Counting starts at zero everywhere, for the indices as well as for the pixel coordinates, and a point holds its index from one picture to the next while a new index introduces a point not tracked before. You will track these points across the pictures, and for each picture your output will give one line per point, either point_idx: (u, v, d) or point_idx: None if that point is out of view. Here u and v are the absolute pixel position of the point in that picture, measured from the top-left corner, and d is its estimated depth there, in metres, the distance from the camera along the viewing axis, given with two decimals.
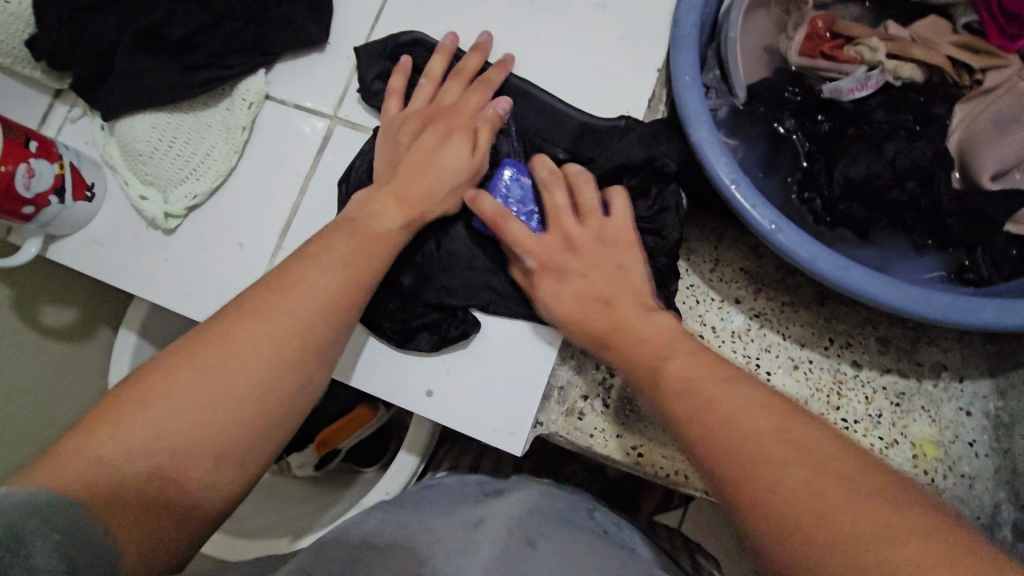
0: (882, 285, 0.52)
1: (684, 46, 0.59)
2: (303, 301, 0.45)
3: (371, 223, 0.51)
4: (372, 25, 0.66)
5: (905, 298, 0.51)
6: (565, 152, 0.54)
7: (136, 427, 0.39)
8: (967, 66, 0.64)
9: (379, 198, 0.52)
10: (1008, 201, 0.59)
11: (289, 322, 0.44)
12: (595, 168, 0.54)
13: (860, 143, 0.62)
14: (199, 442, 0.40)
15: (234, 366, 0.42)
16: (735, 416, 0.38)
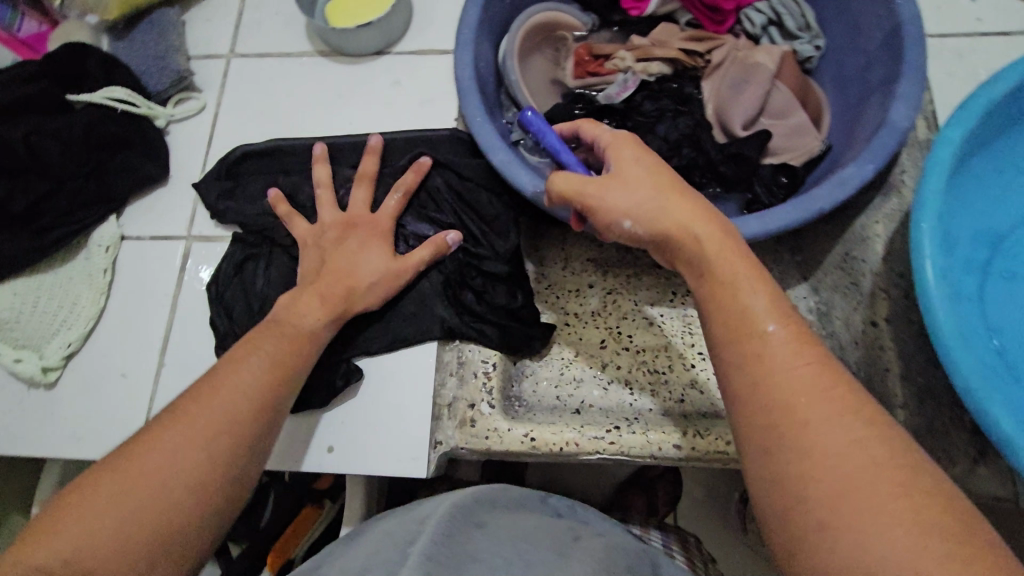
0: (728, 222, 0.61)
1: (470, 95, 0.70)
2: (233, 389, 0.49)
3: (291, 323, 0.54)
4: (206, 150, 0.74)
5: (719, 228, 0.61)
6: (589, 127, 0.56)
7: (76, 517, 0.42)
8: (697, 51, 0.79)
9: (282, 318, 0.54)
10: (759, 141, 0.72)
11: (224, 404, 0.48)
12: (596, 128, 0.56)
13: (637, 132, 0.76)
14: (136, 531, 0.42)
15: (170, 458, 0.45)
16: (792, 389, 0.38)
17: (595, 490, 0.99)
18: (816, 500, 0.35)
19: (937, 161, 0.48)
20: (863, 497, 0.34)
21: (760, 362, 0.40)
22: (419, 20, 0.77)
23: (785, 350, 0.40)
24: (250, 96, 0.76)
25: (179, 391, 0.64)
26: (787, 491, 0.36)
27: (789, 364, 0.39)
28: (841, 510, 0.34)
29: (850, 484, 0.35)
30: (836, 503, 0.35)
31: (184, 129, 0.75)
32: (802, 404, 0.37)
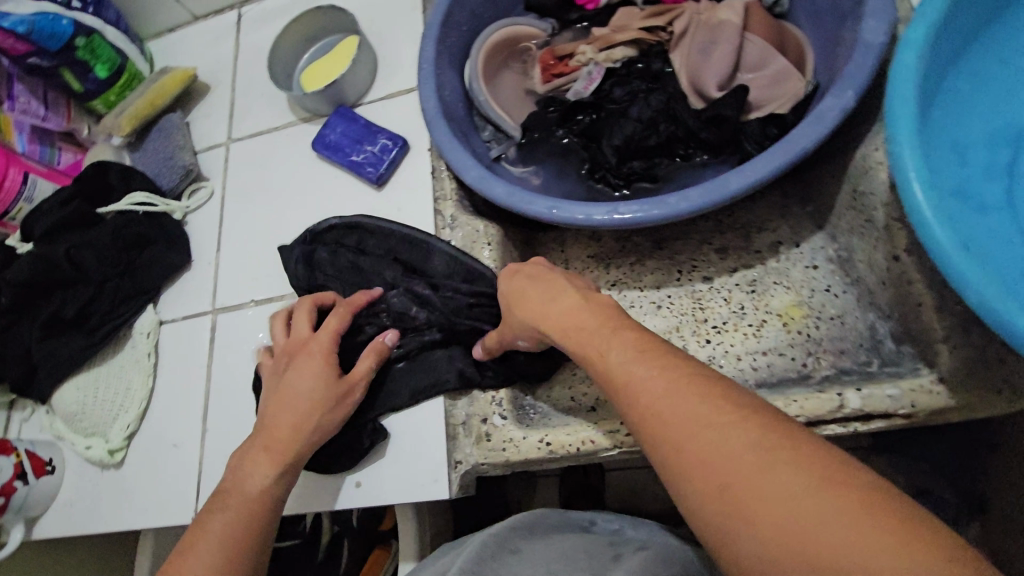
0: (693, 194, 0.59)
1: (438, 123, 0.72)
2: (195, 552, 0.49)
3: (244, 488, 0.53)
4: (218, 231, 0.81)
5: (692, 200, 0.59)
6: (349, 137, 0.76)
7: None
8: (659, 26, 0.78)
9: (252, 456, 0.55)
10: (736, 97, 0.69)
11: (195, 559, 0.48)
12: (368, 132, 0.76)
13: (611, 118, 0.74)
14: None
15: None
16: (660, 396, 0.38)
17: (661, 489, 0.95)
18: (721, 494, 0.32)
19: (903, 68, 0.43)
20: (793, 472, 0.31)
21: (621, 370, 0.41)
22: (383, 67, 0.81)
23: (621, 366, 0.41)
24: (249, 173, 0.83)
25: (224, 453, 0.69)
26: (725, 506, 0.32)
27: (654, 386, 0.38)
28: (745, 505, 0.31)
29: (732, 489, 0.32)
30: (736, 496, 0.31)
31: (200, 216, 0.83)
32: (666, 411, 0.37)
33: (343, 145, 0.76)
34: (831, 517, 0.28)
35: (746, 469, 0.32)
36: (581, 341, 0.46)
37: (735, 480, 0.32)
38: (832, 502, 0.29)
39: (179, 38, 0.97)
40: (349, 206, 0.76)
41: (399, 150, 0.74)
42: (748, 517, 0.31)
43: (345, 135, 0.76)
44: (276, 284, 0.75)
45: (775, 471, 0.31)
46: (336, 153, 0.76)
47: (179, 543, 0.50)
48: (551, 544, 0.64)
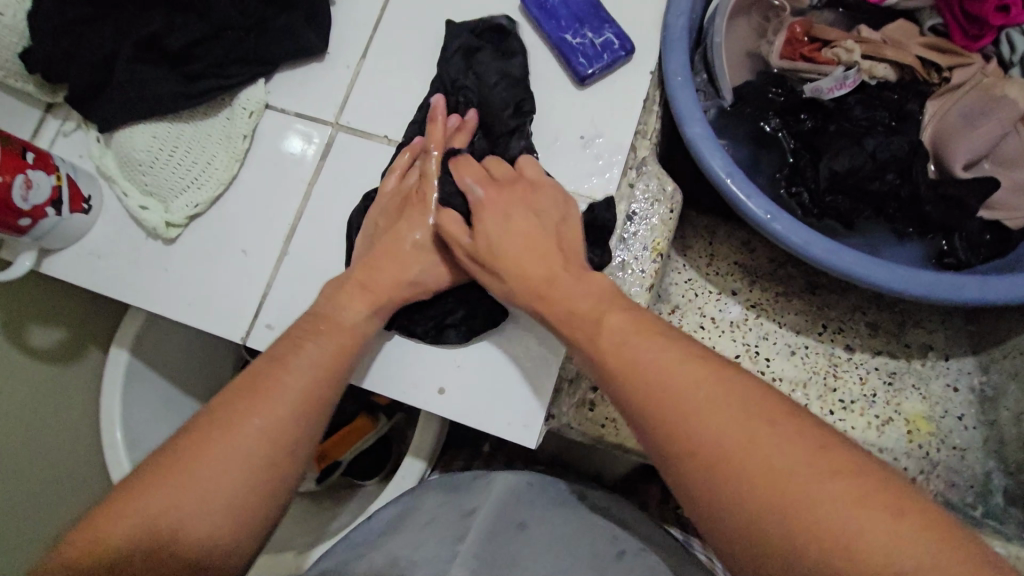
0: (908, 276, 0.55)
1: (676, 48, 0.61)
2: (293, 370, 0.48)
3: (344, 315, 0.53)
4: (370, 35, 0.67)
5: (899, 278, 0.55)
6: (566, 10, 0.62)
7: (155, 501, 0.42)
8: (936, 65, 0.68)
9: (351, 285, 0.54)
10: (982, 189, 0.63)
11: (296, 377, 0.48)
12: (591, 16, 0.62)
13: (842, 138, 0.66)
14: (219, 509, 0.43)
15: (234, 445, 0.45)
16: (704, 403, 0.40)
17: None
18: (768, 500, 0.37)
19: None
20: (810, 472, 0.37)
21: (651, 371, 0.42)
22: None
23: (646, 353, 0.43)
24: None
25: (297, 286, 0.61)
26: (766, 540, 0.36)
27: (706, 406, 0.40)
28: (795, 514, 0.36)
29: (738, 495, 0.38)
30: (783, 490, 0.36)
31: (351, 5, 0.68)
32: (704, 425, 0.39)
33: (555, 17, 0.62)
34: (872, 513, 0.35)
35: (792, 481, 0.36)
36: (574, 257, 0.51)
37: (785, 486, 0.36)
38: (869, 507, 0.35)
39: None
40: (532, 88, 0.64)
41: (620, 57, 0.62)
42: (784, 518, 0.36)
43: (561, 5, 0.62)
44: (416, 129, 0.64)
45: (825, 467, 0.36)
46: (545, 21, 0.62)
47: (267, 355, 0.50)
48: (561, 519, 0.64)
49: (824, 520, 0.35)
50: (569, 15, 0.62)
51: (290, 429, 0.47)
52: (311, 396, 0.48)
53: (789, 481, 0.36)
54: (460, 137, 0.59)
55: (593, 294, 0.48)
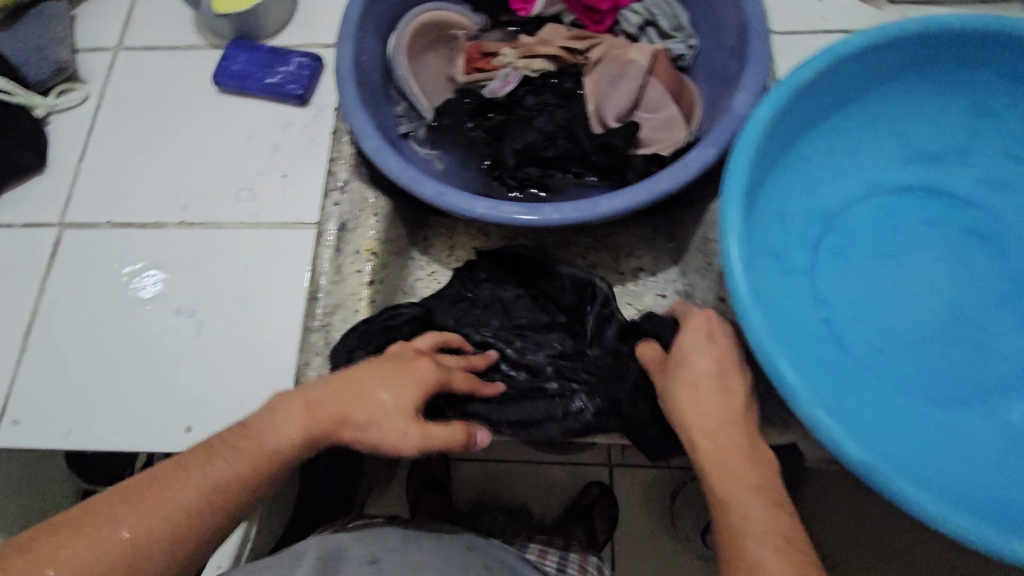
0: (558, 208, 0.63)
1: (346, 84, 0.71)
2: (251, 439, 0.47)
3: (266, 441, 0.47)
4: (85, 140, 0.74)
5: (547, 214, 0.63)
6: (253, 58, 0.74)
7: (76, 550, 0.40)
8: (577, 49, 0.83)
9: (287, 410, 0.48)
10: (629, 132, 0.74)
11: (270, 431, 0.47)
12: (276, 55, 0.74)
13: (517, 123, 0.78)
14: (130, 556, 0.41)
15: (127, 524, 0.42)
16: (707, 410, 0.47)
17: (547, 503, 1.08)
18: (714, 472, 0.45)
19: (745, 137, 0.51)
20: (743, 511, 0.43)
21: (702, 396, 0.48)
22: (303, 15, 0.79)
23: (691, 360, 0.50)
24: (133, 88, 0.76)
25: (38, 377, 0.63)
26: (724, 464, 0.45)
27: (689, 405, 0.48)
28: (716, 471, 0.45)
29: (728, 467, 0.45)
30: (723, 472, 0.45)
31: (67, 120, 0.75)
32: (718, 436, 0.46)
33: (248, 66, 0.74)
34: (770, 512, 0.43)
35: (734, 462, 0.45)
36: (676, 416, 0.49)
37: (730, 448, 0.46)
38: (778, 504, 0.44)
39: None
40: (238, 146, 0.72)
41: (315, 67, 0.74)
42: (725, 504, 0.44)
43: (247, 57, 0.74)
44: (139, 209, 0.70)
45: (751, 471, 0.45)
46: (243, 81, 0.73)
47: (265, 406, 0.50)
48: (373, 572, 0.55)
49: (745, 513, 0.43)
50: (259, 60, 0.74)
51: (240, 484, 0.45)
52: (192, 500, 0.44)
53: (733, 467, 0.45)
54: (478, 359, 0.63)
55: (702, 414, 0.47)
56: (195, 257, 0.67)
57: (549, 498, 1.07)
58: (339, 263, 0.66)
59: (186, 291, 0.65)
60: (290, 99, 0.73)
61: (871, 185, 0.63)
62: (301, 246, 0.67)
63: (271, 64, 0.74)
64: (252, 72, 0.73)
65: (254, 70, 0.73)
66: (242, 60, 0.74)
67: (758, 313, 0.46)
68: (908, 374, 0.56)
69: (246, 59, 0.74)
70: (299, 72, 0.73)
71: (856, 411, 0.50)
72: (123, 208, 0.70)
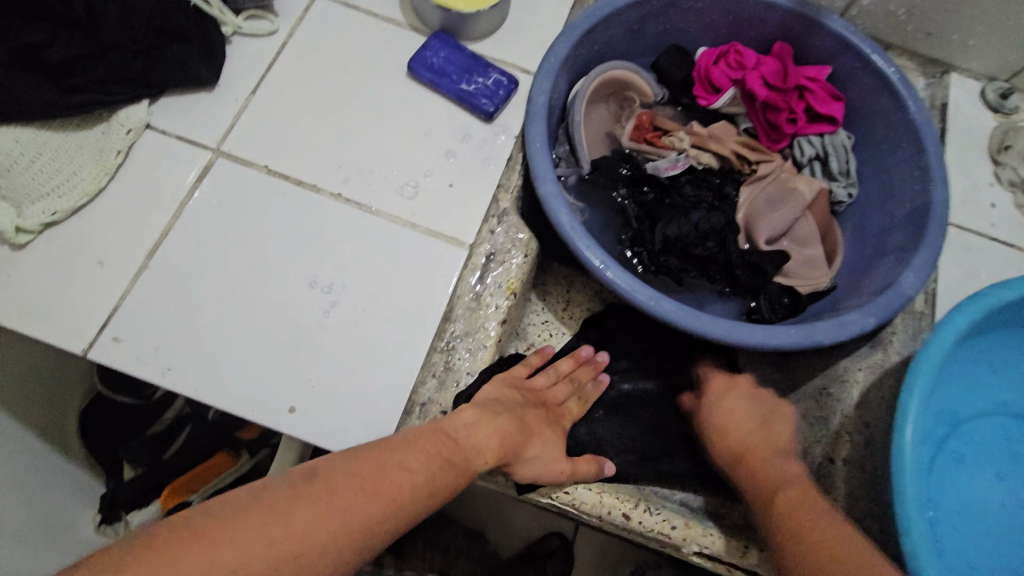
0: (710, 323, 0.64)
1: (537, 119, 0.71)
2: (441, 435, 0.51)
3: (469, 446, 0.52)
4: (262, 74, 0.72)
5: (700, 324, 0.64)
6: (454, 59, 0.73)
7: (296, 511, 0.41)
8: (747, 158, 0.84)
9: (484, 425, 0.53)
10: (777, 260, 0.76)
11: (457, 437, 0.51)
12: (477, 63, 0.73)
13: (672, 210, 0.79)
14: (347, 527, 0.42)
15: (322, 512, 0.41)
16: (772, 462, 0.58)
17: (502, 533, 1.05)
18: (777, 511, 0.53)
19: (937, 340, 0.53)
20: (823, 530, 0.49)
21: (738, 432, 0.62)
22: (509, 32, 0.78)
23: (733, 410, 0.64)
24: (322, 40, 0.75)
25: (154, 303, 0.60)
26: (796, 498, 0.53)
27: (738, 428, 0.62)
28: (780, 506, 0.53)
29: (789, 505, 0.53)
30: (791, 511, 0.52)
31: (247, 46, 0.73)
32: (765, 463, 0.59)
33: (448, 65, 0.73)
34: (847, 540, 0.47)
35: (798, 502, 0.53)
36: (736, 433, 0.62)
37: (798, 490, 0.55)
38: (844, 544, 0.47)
39: None
40: (415, 138, 0.71)
41: (511, 90, 0.73)
42: (792, 519, 0.51)
43: (448, 55, 0.73)
44: (299, 164, 0.68)
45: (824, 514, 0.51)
46: (438, 78, 0.72)
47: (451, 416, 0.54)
48: None
49: (828, 530, 0.49)
50: (460, 63, 0.73)
51: (433, 484, 0.48)
52: (380, 509, 0.44)
53: (801, 503, 0.53)
54: (586, 369, 0.68)
55: (776, 460, 0.59)
56: (344, 235, 0.65)
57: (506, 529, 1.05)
58: (481, 292, 0.65)
59: (327, 265, 0.64)
60: (478, 112, 0.72)
61: (999, 405, 0.64)
62: (449, 262, 0.66)
63: (471, 73, 0.73)
64: (450, 73, 0.72)
65: (451, 71, 0.73)
66: (443, 56, 0.73)
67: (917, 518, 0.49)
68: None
69: (447, 58, 0.73)
70: (497, 90, 0.73)
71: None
72: (283, 157, 0.68)
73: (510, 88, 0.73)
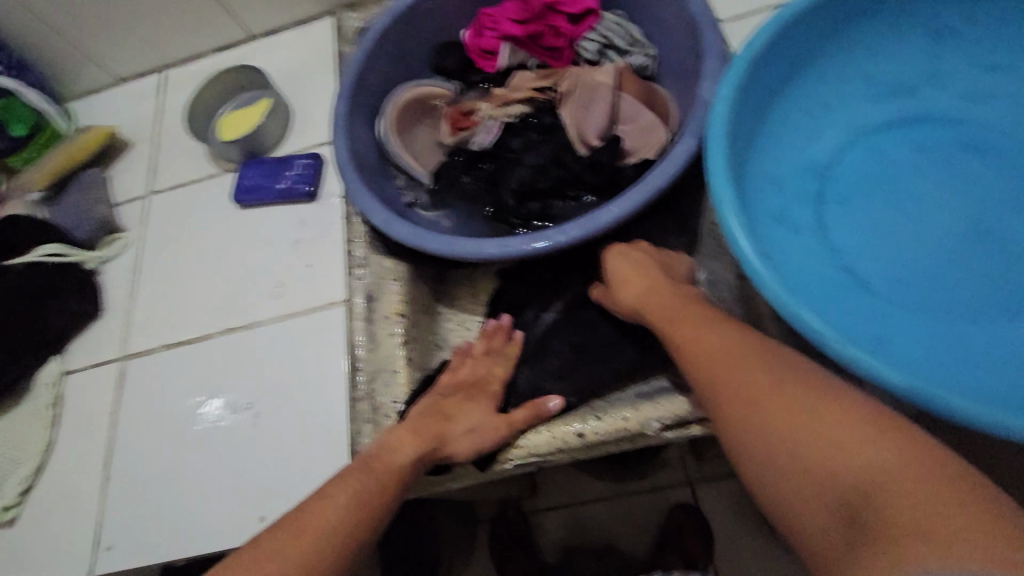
0: (562, 230, 0.65)
1: (346, 170, 0.77)
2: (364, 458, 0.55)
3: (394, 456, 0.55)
4: (132, 280, 0.82)
5: (552, 238, 0.65)
6: (261, 171, 0.82)
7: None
8: (547, 87, 0.88)
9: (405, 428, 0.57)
10: (610, 146, 0.79)
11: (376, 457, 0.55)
12: (280, 162, 0.81)
13: (508, 166, 0.83)
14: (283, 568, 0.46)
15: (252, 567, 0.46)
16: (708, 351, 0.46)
17: (634, 534, 1.04)
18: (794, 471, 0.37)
19: (715, 118, 0.54)
20: (878, 474, 0.34)
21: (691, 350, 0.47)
22: (298, 124, 0.87)
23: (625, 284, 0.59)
24: (163, 225, 0.85)
25: (126, 502, 0.67)
26: (799, 418, 0.38)
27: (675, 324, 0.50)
28: (810, 463, 0.37)
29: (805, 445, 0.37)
30: (802, 457, 0.37)
31: (113, 267, 0.84)
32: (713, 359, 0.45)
33: (259, 178, 0.81)
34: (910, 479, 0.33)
35: (806, 443, 0.37)
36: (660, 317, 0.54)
37: (805, 424, 0.38)
38: (884, 446, 0.35)
39: (101, 99, 1.01)
40: (263, 249, 0.79)
41: (317, 164, 0.81)
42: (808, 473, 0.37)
43: (255, 171, 0.82)
44: (187, 326, 0.76)
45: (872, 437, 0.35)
46: (258, 193, 0.80)
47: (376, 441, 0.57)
48: None
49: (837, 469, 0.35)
50: (267, 171, 0.81)
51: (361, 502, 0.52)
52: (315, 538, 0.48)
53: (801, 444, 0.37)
54: (499, 334, 0.69)
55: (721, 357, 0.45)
56: (244, 357, 0.72)
57: (633, 528, 1.04)
58: (372, 331, 0.68)
59: (242, 387, 0.70)
60: (300, 197, 0.79)
61: (855, 130, 0.64)
62: (336, 323, 0.71)
63: (279, 172, 0.81)
64: (262, 183, 0.81)
65: (262, 180, 0.81)
66: (251, 174, 0.82)
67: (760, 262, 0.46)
68: (943, 301, 0.54)
69: (256, 173, 0.82)
70: (305, 170, 0.80)
71: (892, 353, 0.49)
72: (173, 329, 0.77)
73: (312, 161, 0.81)
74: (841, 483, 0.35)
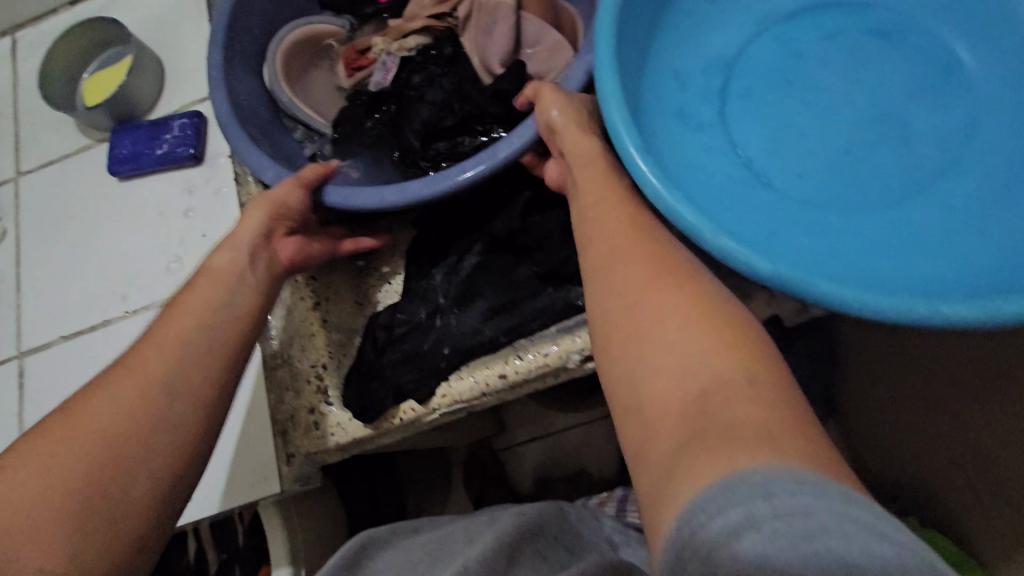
0: (461, 171, 0.59)
1: (227, 125, 0.70)
2: None
3: None
4: (15, 270, 0.75)
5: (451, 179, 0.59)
6: (137, 136, 0.74)
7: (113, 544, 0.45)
8: (445, 13, 0.81)
9: None
10: (516, 74, 0.74)
11: None
12: (156, 124, 0.74)
13: (410, 105, 0.77)
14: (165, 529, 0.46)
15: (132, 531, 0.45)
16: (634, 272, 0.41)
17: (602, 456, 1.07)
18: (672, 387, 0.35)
19: (601, 26, 0.50)
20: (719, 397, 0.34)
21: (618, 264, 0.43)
22: (175, 79, 0.79)
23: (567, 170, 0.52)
24: (41, 208, 0.77)
25: None
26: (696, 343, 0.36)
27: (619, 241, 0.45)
28: (677, 378, 0.35)
29: (697, 366, 0.35)
30: (679, 376, 0.35)
31: None
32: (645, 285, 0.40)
33: (135, 144, 0.74)
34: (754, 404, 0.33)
35: (686, 364, 0.36)
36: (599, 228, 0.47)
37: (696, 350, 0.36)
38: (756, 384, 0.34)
39: None
40: (153, 222, 0.73)
41: (198, 122, 0.74)
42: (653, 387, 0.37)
43: (129, 137, 0.74)
44: (83, 313, 0.71)
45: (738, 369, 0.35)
46: (137, 161, 0.73)
47: None
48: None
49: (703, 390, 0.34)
50: (143, 135, 0.74)
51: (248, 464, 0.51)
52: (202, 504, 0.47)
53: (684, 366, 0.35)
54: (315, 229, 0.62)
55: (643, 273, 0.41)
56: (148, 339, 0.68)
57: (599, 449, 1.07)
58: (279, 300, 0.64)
59: None
60: (184, 161, 0.73)
61: (763, 20, 0.61)
62: None
63: (156, 135, 0.74)
64: (139, 149, 0.73)
65: (140, 147, 0.74)
66: (126, 141, 0.74)
67: (648, 164, 0.45)
68: (841, 190, 0.54)
69: (131, 139, 0.74)
70: (185, 130, 0.73)
71: (785, 245, 0.49)
72: (69, 318, 0.71)
73: (194, 120, 0.74)
74: (684, 399, 0.35)
